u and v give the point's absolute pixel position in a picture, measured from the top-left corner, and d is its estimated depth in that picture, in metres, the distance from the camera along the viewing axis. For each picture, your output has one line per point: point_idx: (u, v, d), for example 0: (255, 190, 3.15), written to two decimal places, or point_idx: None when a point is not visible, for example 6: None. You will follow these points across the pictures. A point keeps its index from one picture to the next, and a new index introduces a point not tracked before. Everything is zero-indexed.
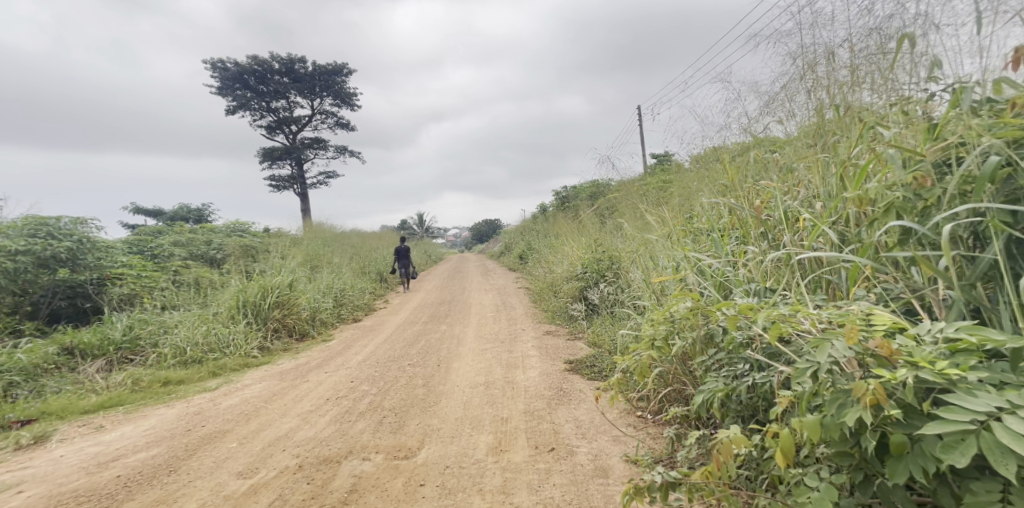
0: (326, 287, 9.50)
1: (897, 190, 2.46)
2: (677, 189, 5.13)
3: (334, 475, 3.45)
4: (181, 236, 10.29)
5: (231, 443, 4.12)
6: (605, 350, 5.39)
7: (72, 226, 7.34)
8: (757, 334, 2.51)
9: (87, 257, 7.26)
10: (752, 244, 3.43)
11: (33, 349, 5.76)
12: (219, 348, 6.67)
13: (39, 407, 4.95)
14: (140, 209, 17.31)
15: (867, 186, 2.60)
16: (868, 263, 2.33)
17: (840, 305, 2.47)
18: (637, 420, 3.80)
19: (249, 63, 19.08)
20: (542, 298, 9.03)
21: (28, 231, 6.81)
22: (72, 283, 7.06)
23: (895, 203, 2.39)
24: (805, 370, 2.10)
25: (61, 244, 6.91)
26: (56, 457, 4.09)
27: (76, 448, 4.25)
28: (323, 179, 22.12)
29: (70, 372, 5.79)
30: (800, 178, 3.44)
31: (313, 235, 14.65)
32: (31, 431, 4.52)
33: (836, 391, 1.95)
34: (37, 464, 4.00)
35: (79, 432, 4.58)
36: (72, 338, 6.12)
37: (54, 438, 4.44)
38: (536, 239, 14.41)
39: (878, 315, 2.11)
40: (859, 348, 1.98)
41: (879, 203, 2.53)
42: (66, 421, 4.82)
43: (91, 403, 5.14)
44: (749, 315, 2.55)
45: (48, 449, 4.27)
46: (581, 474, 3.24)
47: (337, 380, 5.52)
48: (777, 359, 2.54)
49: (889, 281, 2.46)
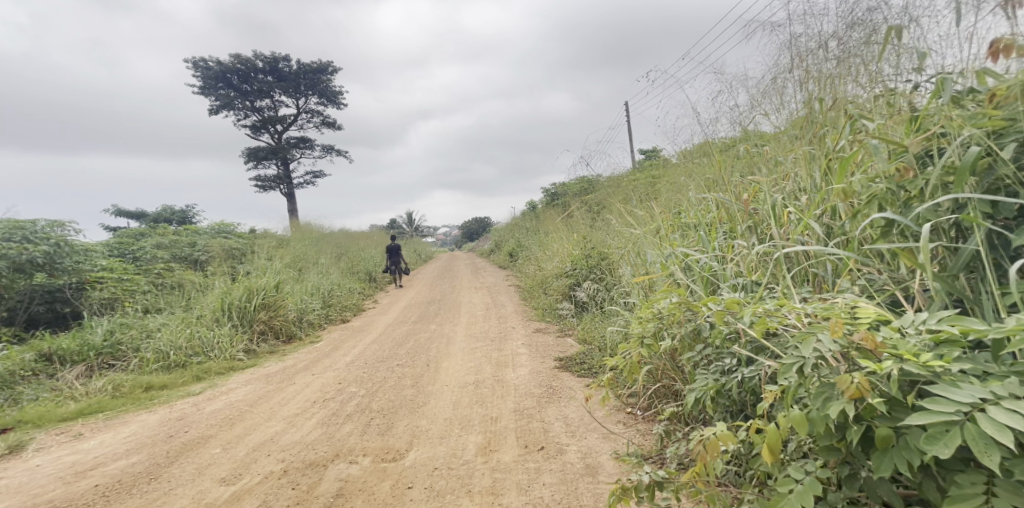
0: (313, 288, 9.40)
1: (880, 182, 2.46)
2: (666, 185, 5.12)
3: (319, 480, 3.39)
4: (164, 238, 10.14)
5: (214, 448, 4.05)
6: (595, 347, 5.37)
7: (49, 230, 7.20)
8: (744, 329, 2.49)
9: (65, 260, 7.12)
10: (740, 238, 3.42)
11: (10, 356, 5.66)
12: (203, 352, 6.57)
13: (15, 416, 4.84)
14: (122, 212, 17.09)
15: (852, 178, 2.59)
16: (853, 256, 2.31)
17: (826, 298, 2.45)
18: (626, 416, 3.77)
19: (232, 62, 18.90)
20: (532, 295, 9.01)
21: (3, 235, 6.67)
22: (50, 287, 6.94)
23: (878, 194, 2.38)
24: (790, 365, 2.06)
25: (38, 248, 6.78)
26: (33, 467, 3.99)
27: (54, 457, 4.16)
28: (310, 179, 21.95)
29: (49, 379, 5.68)
30: (787, 171, 3.43)
31: (300, 235, 14.51)
32: (6, 440, 4.41)
33: (821, 385, 1.92)
34: (13, 474, 3.90)
35: (57, 440, 4.48)
36: (51, 343, 6.00)
37: (31, 448, 4.34)
38: (526, 237, 14.37)
39: (862, 308, 2.09)
40: (844, 342, 1.95)
41: (863, 195, 2.51)
42: (44, 429, 4.71)
43: (70, 410, 5.04)
44: (736, 310, 2.53)
45: (25, 458, 4.17)
46: (570, 473, 3.21)
47: (323, 382, 5.45)
48: (762, 354, 2.53)
49: (874, 272, 2.45)
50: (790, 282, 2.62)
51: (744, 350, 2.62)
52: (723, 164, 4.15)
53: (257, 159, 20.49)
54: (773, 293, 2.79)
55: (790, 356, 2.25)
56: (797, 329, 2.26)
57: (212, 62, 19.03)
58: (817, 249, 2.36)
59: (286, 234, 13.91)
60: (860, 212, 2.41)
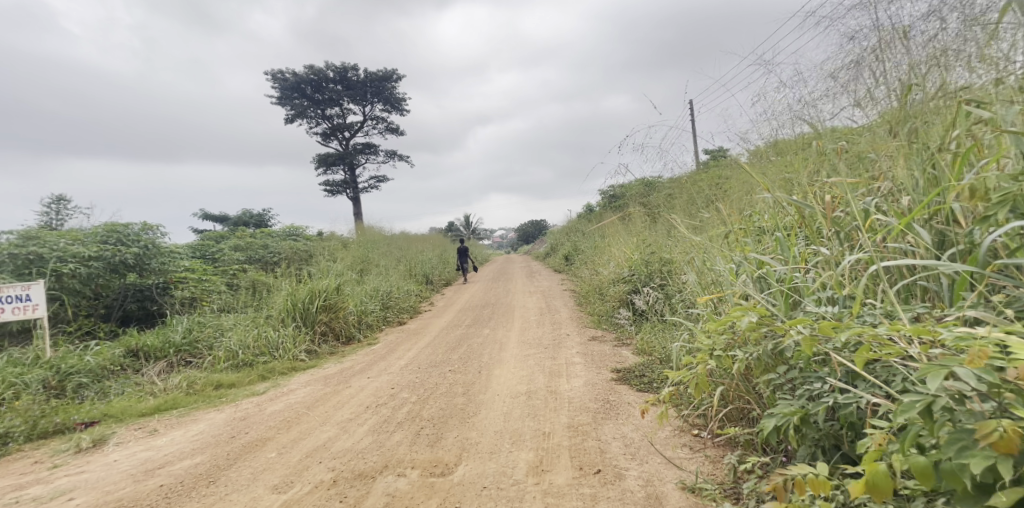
0: (373, 290, 9.46)
1: (1018, 184, 2.17)
2: (738, 187, 4.79)
3: (367, 493, 3.28)
4: (240, 240, 10.49)
5: (270, 453, 4.00)
6: (655, 359, 5.09)
7: (140, 233, 7.57)
8: (844, 353, 2.28)
9: (153, 261, 7.44)
10: (825, 245, 3.11)
11: (101, 351, 5.94)
12: (269, 351, 6.65)
13: (101, 410, 5.02)
14: (208, 216, 18.04)
15: (976, 178, 2.30)
16: (984, 272, 2.04)
17: (947, 317, 2.20)
18: (692, 439, 3.51)
19: (306, 72, 19.48)
20: (587, 301, 8.74)
21: (100, 238, 7.06)
22: (140, 286, 7.27)
23: (1013, 196, 2.09)
24: (912, 403, 1.84)
25: (129, 250, 7.11)
26: (111, 462, 4.07)
27: (130, 452, 4.25)
28: (373, 184, 22.38)
29: (134, 374, 5.90)
30: (882, 170, 3.09)
31: (363, 238, 14.72)
32: (90, 434, 4.56)
33: (957, 431, 1.75)
34: (92, 468, 3.98)
35: (134, 436, 4.59)
36: (137, 340, 6.27)
37: (111, 442, 4.45)
38: (582, 241, 14.01)
39: (1011, 335, 1.83)
40: (992, 378, 1.72)
41: (994, 197, 2.21)
42: (124, 424, 4.84)
43: (148, 406, 5.18)
44: (835, 332, 2.31)
45: (104, 452, 4.27)
46: (630, 503, 2.97)
47: (379, 386, 5.40)
48: (864, 380, 2.33)
49: (1011, 289, 2.18)
50: (897, 299, 2.36)
51: (837, 376, 2.44)
52: (802, 164, 3.81)
53: (326, 165, 21.08)
54: (872, 309, 2.56)
55: (911, 390, 2.08)
56: (920, 356, 2.05)
57: (288, 73, 19.74)
58: (937, 264, 2.11)
59: (350, 237, 14.14)
60: (991, 215, 2.15)
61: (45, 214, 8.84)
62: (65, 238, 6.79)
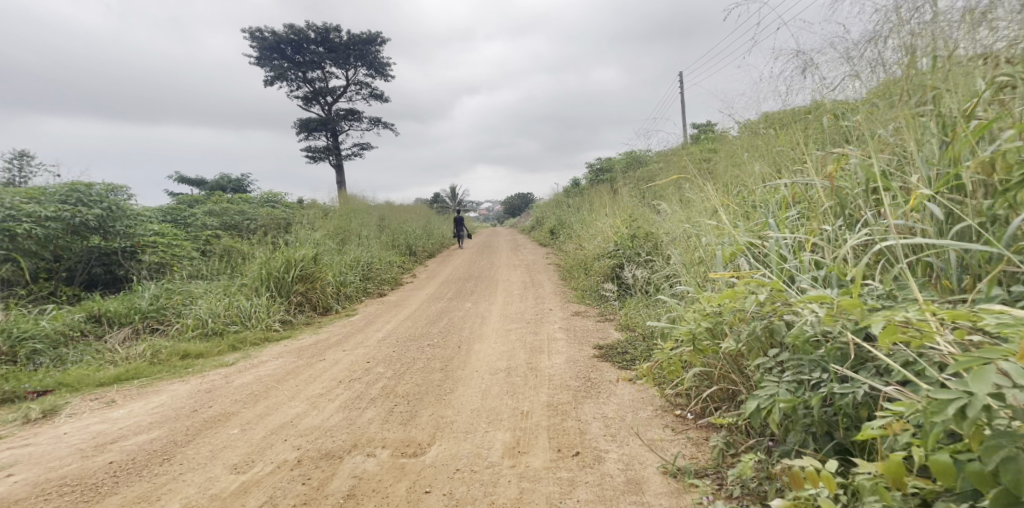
0: (353, 260, 9.18)
1: None
2: (729, 160, 4.60)
3: (332, 475, 3.08)
4: (214, 205, 10.06)
5: (232, 429, 3.78)
6: (640, 335, 4.94)
7: (104, 193, 7.16)
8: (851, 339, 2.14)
9: (118, 223, 7.05)
10: (825, 223, 2.94)
11: (59, 317, 5.63)
12: (241, 320, 6.37)
13: (55, 378, 4.73)
14: (184, 179, 17.43)
15: (1002, 151, 2.14)
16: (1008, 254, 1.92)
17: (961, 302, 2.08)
18: (675, 420, 3.37)
19: (286, 32, 18.75)
20: (572, 275, 8.55)
21: (59, 198, 6.65)
22: (105, 249, 6.90)
23: None
24: (946, 402, 1.70)
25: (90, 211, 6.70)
26: (60, 435, 3.82)
27: (82, 425, 3.99)
28: (357, 151, 21.82)
29: (95, 341, 5.61)
30: (887, 143, 2.94)
31: (344, 206, 14.32)
32: (41, 404, 4.29)
33: (997, 435, 1.62)
34: (39, 441, 3.73)
35: (89, 407, 4.33)
36: (100, 305, 5.96)
37: (62, 413, 4.19)
38: (568, 215, 13.71)
39: None
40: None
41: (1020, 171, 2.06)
42: (79, 394, 4.58)
43: (108, 376, 4.90)
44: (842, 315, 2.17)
45: (55, 424, 4.01)
46: (609, 489, 2.81)
47: (354, 359, 5.19)
48: (865, 367, 2.23)
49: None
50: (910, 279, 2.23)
51: (833, 360, 2.31)
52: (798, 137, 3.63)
53: (308, 130, 20.45)
54: (873, 290, 2.43)
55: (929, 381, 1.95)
56: (944, 345, 1.91)
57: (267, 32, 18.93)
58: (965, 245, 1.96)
59: (331, 204, 13.73)
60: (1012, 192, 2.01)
61: (7, 171, 8.36)
62: (21, 196, 6.38)
